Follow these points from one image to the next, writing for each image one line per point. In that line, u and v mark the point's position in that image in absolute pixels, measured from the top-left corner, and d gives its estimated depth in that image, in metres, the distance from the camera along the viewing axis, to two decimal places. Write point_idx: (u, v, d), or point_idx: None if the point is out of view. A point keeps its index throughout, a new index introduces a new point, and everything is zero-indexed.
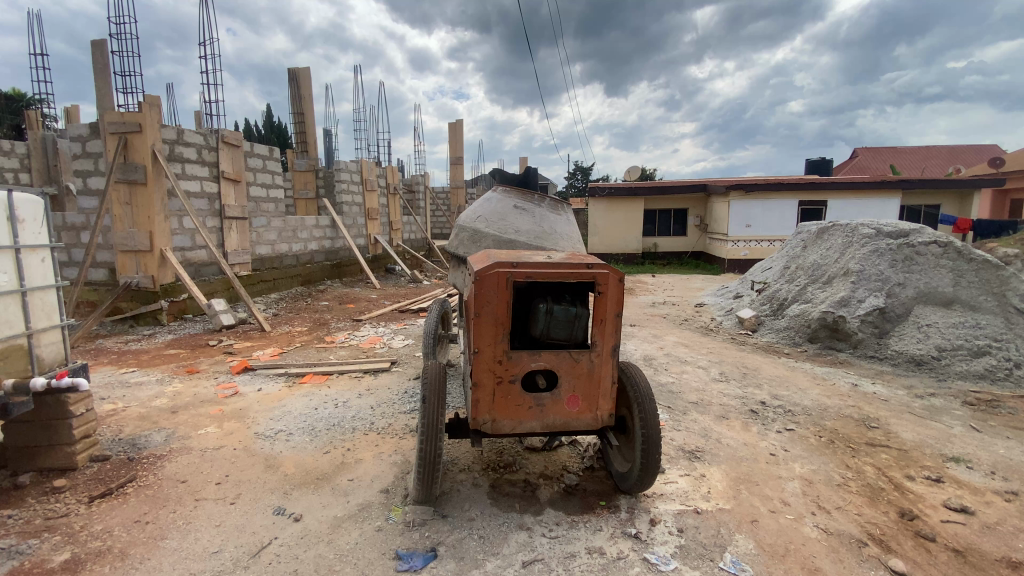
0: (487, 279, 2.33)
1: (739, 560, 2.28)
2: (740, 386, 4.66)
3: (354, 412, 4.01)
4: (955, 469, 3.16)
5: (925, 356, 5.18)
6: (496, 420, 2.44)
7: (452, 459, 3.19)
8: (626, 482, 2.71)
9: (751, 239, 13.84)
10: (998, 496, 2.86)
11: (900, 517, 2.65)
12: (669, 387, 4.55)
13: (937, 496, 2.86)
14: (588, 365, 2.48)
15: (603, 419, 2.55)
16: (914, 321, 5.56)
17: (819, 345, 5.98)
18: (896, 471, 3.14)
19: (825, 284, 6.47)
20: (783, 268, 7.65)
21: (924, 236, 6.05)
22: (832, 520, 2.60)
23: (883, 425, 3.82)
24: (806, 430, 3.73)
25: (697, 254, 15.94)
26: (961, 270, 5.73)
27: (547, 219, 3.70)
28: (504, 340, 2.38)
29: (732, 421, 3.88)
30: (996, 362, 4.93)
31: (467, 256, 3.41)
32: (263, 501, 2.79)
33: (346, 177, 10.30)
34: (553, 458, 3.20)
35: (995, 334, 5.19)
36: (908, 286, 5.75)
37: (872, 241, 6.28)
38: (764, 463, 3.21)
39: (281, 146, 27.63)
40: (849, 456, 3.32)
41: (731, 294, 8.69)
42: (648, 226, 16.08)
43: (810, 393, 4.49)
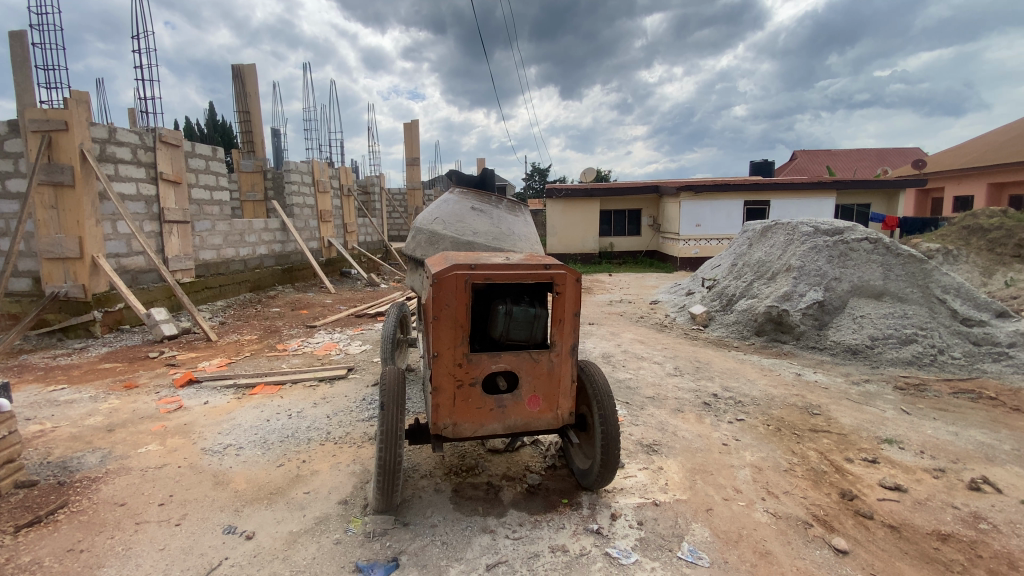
0: (446, 282, 2.30)
1: (696, 548, 2.36)
2: (693, 379, 4.84)
3: (309, 423, 3.88)
4: (889, 450, 3.39)
5: (860, 345, 5.55)
6: (457, 424, 2.42)
7: (414, 465, 3.13)
8: (587, 478, 2.75)
9: (701, 238, 14.40)
10: (928, 473, 3.09)
11: (842, 498, 2.81)
12: (626, 383, 4.67)
13: (873, 476, 3.07)
14: (549, 365, 2.50)
15: (564, 418, 2.58)
16: (850, 313, 5.93)
17: (765, 338, 6.29)
18: (837, 454, 3.33)
19: (769, 280, 6.82)
20: (732, 265, 8.01)
21: (857, 233, 6.48)
22: (780, 504, 2.74)
23: (824, 411, 4.06)
24: (755, 419, 3.91)
25: (651, 253, 16.41)
26: (890, 264, 6.15)
27: (505, 221, 3.60)
28: (463, 343, 2.36)
29: (687, 414, 4.01)
30: (923, 348, 5.32)
31: (424, 258, 3.35)
32: (213, 520, 2.65)
33: (297, 178, 9.94)
34: (515, 459, 3.20)
35: (921, 322, 5.60)
36: (844, 280, 6.13)
37: (810, 238, 6.67)
38: (717, 453, 3.35)
39: (226, 147, 26.40)
40: (794, 443, 3.50)
41: (685, 291, 9.00)
42: (604, 226, 16.44)
43: (757, 384, 4.72)
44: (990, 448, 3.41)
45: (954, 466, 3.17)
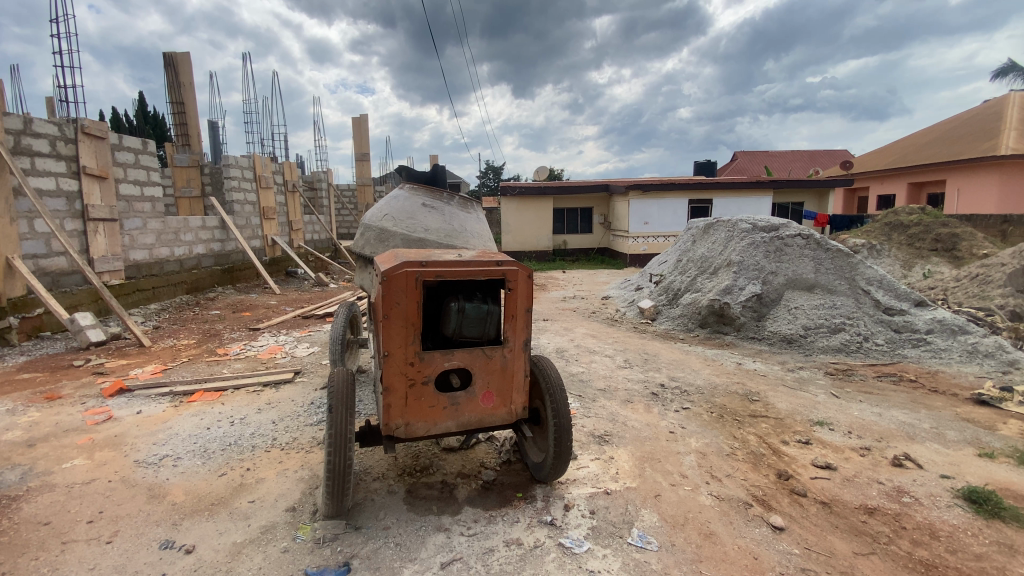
0: (395, 280, 2.25)
1: (645, 533, 2.44)
2: (642, 371, 5.00)
3: (253, 429, 3.71)
4: (820, 431, 3.64)
5: (794, 334, 5.92)
6: (409, 424, 2.39)
7: (366, 468, 3.07)
8: (541, 471, 2.78)
9: (649, 235, 14.88)
10: (854, 452, 3.33)
11: (778, 478, 2.99)
12: (579, 377, 4.76)
13: (806, 456, 3.28)
14: (502, 361, 2.49)
15: (517, 412, 2.60)
16: (785, 305, 6.30)
17: (708, 329, 6.58)
18: (774, 438, 3.54)
19: (711, 275, 7.15)
20: (677, 261, 8.34)
21: (790, 230, 6.90)
22: (723, 487, 2.88)
23: (762, 397, 4.31)
24: (700, 407, 4.10)
25: (603, 250, 16.79)
26: (821, 258, 6.57)
27: (457, 218, 3.50)
28: (415, 341, 2.32)
29: (636, 404, 4.14)
30: (850, 336, 5.72)
31: (373, 256, 3.27)
32: (148, 535, 2.50)
33: (237, 173, 9.46)
34: (470, 456, 3.20)
35: (849, 312, 6.01)
36: (779, 273, 6.51)
37: (749, 235, 7.05)
38: (664, 440, 3.48)
39: (158, 141, 24.80)
40: (736, 428, 3.70)
41: (634, 286, 9.28)
42: (557, 224, 16.66)
43: (701, 373, 4.94)
44: (909, 427, 3.72)
45: (878, 444, 3.44)
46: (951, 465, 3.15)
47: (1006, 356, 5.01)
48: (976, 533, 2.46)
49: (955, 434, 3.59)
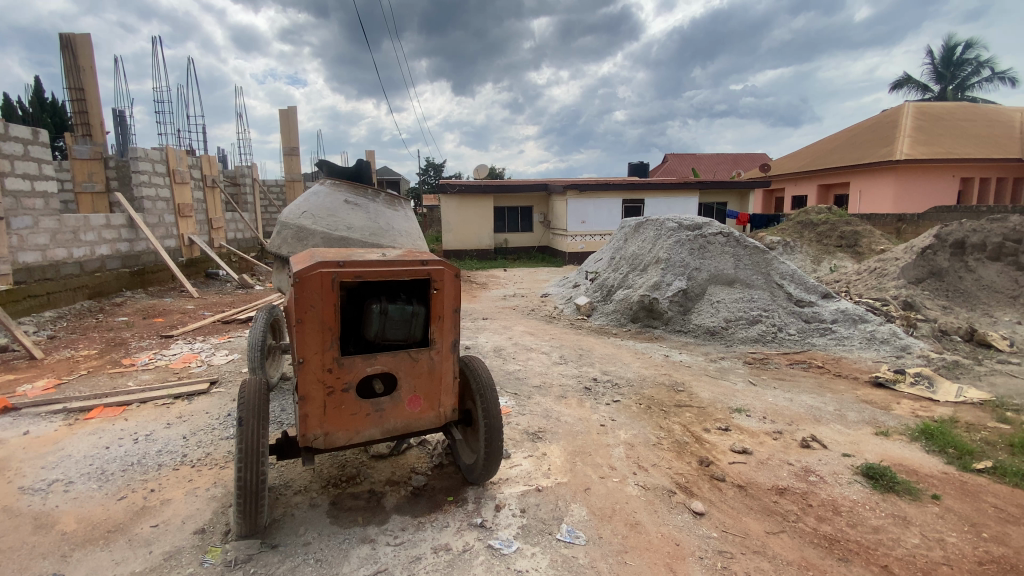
0: (309, 282, 2.12)
1: (574, 528, 2.46)
2: (576, 366, 5.08)
3: (161, 446, 3.40)
4: (738, 418, 3.86)
5: (717, 327, 6.26)
6: (329, 433, 2.27)
7: (286, 481, 2.89)
8: (473, 473, 2.73)
9: (586, 234, 15.23)
10: (768, 436, 3.56)
11: (700, 465, 3.13)
12: (515, 374, 4.76)
13: (725, 442, 3.46)
14: (429, 363, 2.40)
15: (447, 415, 2.53)
16: (708, 299, 6.65)
17: (639, 324, 6.82)
18: (697, 426, 3.71)
19: (642, 271, 7.42)
20: (611, 259, 8.60)
21: (713, 228, 7.28)
22: (649, 477, 2.97)
23: (686, 387, 4.51)
24: (629, 400, 4.22)
25: (543, 248, 17.00)
26: (740, 254, 6.97)
27: (382, 215, 3.34)
28: (333, 346, 2.21)
29: (569, 399, 4.20)
30: (766, 327, 6.12)
31: (291, 256, 3.09)
32: (29, 572, 2.21)
33: (148, 167, 8.67)
34: (400, 463, 3.09)
35: (765, 304, 6.42)
36: (703, 270, 6.86)
37: (675, 233, 7.38)
38: (595, 434, 3.54)
39: (57, 130, 22.34)
40: (662, 418, 3.84)
41: (571, 283, 9.46)
42: (497, 222, 16.66)
43: (632, 367, 5.11)
44: (816, 410, 4.02)
45: (788, 428, 3.69)
46: (851, 444, 3.44)
47: (898, 342, 5.56)
48: (873, 507, 2.68)
49: (855, 415, 3.93)
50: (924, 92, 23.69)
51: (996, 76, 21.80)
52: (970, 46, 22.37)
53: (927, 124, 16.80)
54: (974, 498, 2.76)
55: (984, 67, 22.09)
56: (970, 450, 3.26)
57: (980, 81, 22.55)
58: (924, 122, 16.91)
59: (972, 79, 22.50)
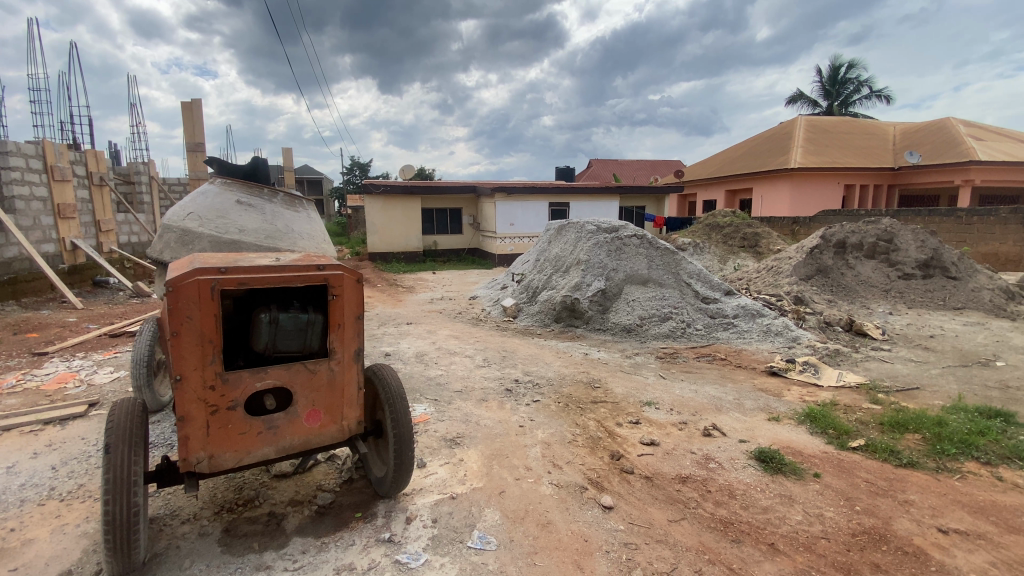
0: (185, 291, 1.94)
1: (486, 534, 2.44)
2: (499, 368, 5.08)
3: (24, 480, 2.97)
4: (649, 411, 4.03)
5: (632, 324, 6.54)
6: (214, 456, 2.09)
7: (173, 511, 2.62)
8: (383, 486, 2.63)
9: (515, 236, 15.37)
10: (675, 427, 3.75)
11: (612, 459, 3.23)
12: (436, 380, 4.67)
13: (636, 435, 3.60)
14: (328, 375, 2.27)
15: (351, 428, 2.40)
16: (625, 298, 6.93)
17: (562, 324, 6.98)
18: (610, 421, 3.83)
19: (564, 273, 7.60)
20: (536, 261, 8.74)
21: (628, 231, 7.60)
22: (563, 474, 3.02)
23: (603, 383, 4.66)
24: (549, 399, 4.28)
25: (472, 251, 16.94)
26: (653, 255, 7.33)
27: (281, 217, 3.15)
28: (215, 361, 2.03)
29: (490, 402, 4.18)
30: (676, 323, 6.48)
31: (175, 262, 2.83)
32: None
33: (18, 163, 7.62)
34: (305, 481, 2.91)
35: (676, 302, 6.80)
36: (620, 270, 7.15)
37: (594, 235, 7.63)
38: (513, 435, 3.55)
39: None
40: (578, 415, 3.93)
41: (499, 285, 9.49)
42: (426, 224, 16.37)
43: (553, 366, 5.19)
44: (718, 400, 4.31)
45: (693, 418, 3.91)
46: (747, 430, 3.71)
47: (789, 333, 6.10)
48: (764, 488, 2.89)
49: (752, 403, 4.24)
50: (815, 107, 26.28)
51: (872, 94, 24.65)
52: (851, 67, 25.10)
53: (817, 136, 18.65)
54: (850, 474, 3.06)
55: (863, 86, 24.89)
56: (847, 430, 3.63)
57: (860, 99, 25.36)
58: (814, 134, 18.76)
59: (853, 96, 25.25)
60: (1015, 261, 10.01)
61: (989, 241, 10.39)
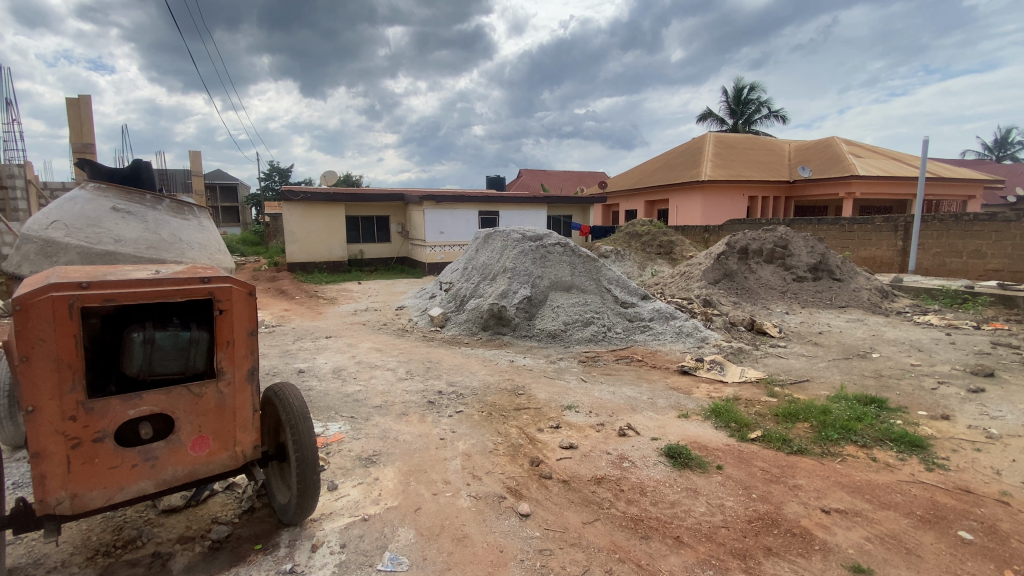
0: (36, 309, 1.71)
1: (398, 554, 2.35)
2: (422, 380, 4.97)
3: None
4: (569, 415, 4.11)
5: (557, 330, 6.68)
6: (78, 495, 1.85)
7: (33, 560, 2.28)
8: (287, 513, 2.46)
9: (444, 244, 15.23)
10: (593, 429, 3.85)
11: (531, 465, 3.25)
12: (354, 396, 4.47)
13: (556, 440, 3.65)
14: (217, 399, 2.09)
15: (246, 454, 2.22)
16: (550, 304, 7.06)
17: (489, 332, 6.98)
18: (532, 427, 3.86)
19: (491, 281, 7.62)
20: (464, 270, 8.71)
21: (552, 239, 7.77)
22: (481, 486, 2.98)
23: (526, 390, 4.69)
24: (472, 409, 4.23)
25: (401, 260, 16.57)
26: (576, 263, 7.53)
27: (166, 225, 2.90)
28: (77, 388, 1.80)
29: (410, 416, 4.06)
30: (598, 327, 6.70)
31: (35, 276, 2.49)
32: None
33: None
34: (199, 514, 2.66)
35: (598, 307, 7.02)
36: (545, 278, 7.28)
37: (519, 244, 7.71)
38: (433, 449, 3.46)
39: None
40: (501, 424, 3.92)
41: (428, 294, 9.34)
42: (351, 232, 15.80)
43: (478, 375, 5.16)
44: (634, 400, 4.48)
45: (610, 419, 4.04)
46: (659, 428, 3.89)
47: (699, 334, 6.51)
48: (672, 484, 3.03)
49: (664, 402, 4.46)
50: (722, 125, 28.50)
51: (771, 114, 27.15)
52: (752, 89, 27.52)
53: (724, 151, 20.22)
54: (748, 464, 3.30)
55: (762, 107, 27.36)
56: (746, 423, 3.91)
57: (761, 118, 27.82)
58: (722, 149, 20.33)
59: (755, 116, 27.68)
60: (888, 264, 11.37)
61: (866, 246, 11.73)
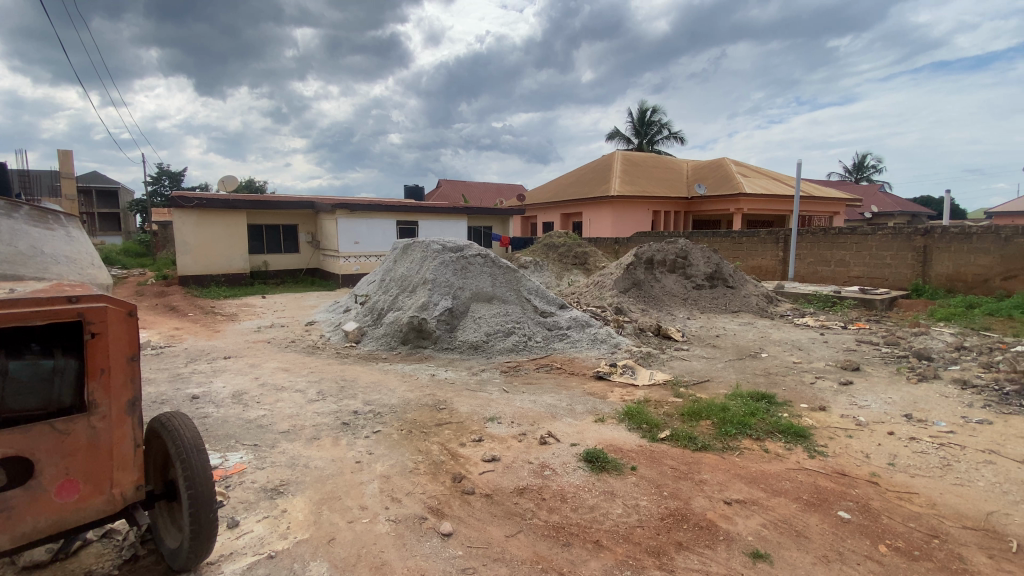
0: None
1: None
2: (336, 401, 4.69)
3: None
4: (491, 427, 4.10)
5: (479, 341, 6.68)
6: None
7: None
8: (178, 559, 2.20)
9: (359, 255, 14.66)
10: (514, 439, 3.86)
11: (453, 482, 3.19)
12: (258, 422, 4.12)
13: (478, 453, 3.62)
14: (88, 436, 1.82)
15: (126, 495, 1.95)
16: (471, 316, 7.04)
17: (409, 346, 6.81)
18: (453, 442, 3.80)
19: (410, 293, 7.44)
20: (381, 282, 8.44)
21: (473, 250, 7.75)
22: (401, 508, 2.87)
23: (448, 405, 4.61)
24: (390, 428, 4.08)
25: (312, 271, 15.70)
26: (496, 273, 7.58)
27: (24, 236, 2.49)
28: None
29: (323, 440, 3.82)
30: (519, 337, 6.78)
31: None
32: None
33: None
34: (70, 568, 2.29)
35: (518, 317, 7.11)
36: (466, 289, 7.25)
37: (439, 255, 7.61)
38: (348, 474, 3.28)
39: None
40: (421, 441, 3.81)
41: (342, 307, 8.92)
42: (255, 242, 14.75)
43: (396, 392, 4.98)
44: (554, 408, 4.58)
45: (531, 428, 4.08)
46: (578, 433, 4.00)
47: (612, 340, 6.82)
48: (591, 488, 3.12)
49: (582, 407, 4.59)
50: (629, 144, 30.37)
51: (671, 136, 29.40)
52: (655, 112, 29.65)
53: (631, 169, 21.56)
54: (659, 463, 3.49)
55: (664, 129, 29.56)
56: (656, 423, 4.14)
57: (663, 139, 30.02)
58: (629, 167, 21.66)
59: (657, 137, 29.83)
60: (771, 272, 12.73)
61: (754, 256, 13.06)
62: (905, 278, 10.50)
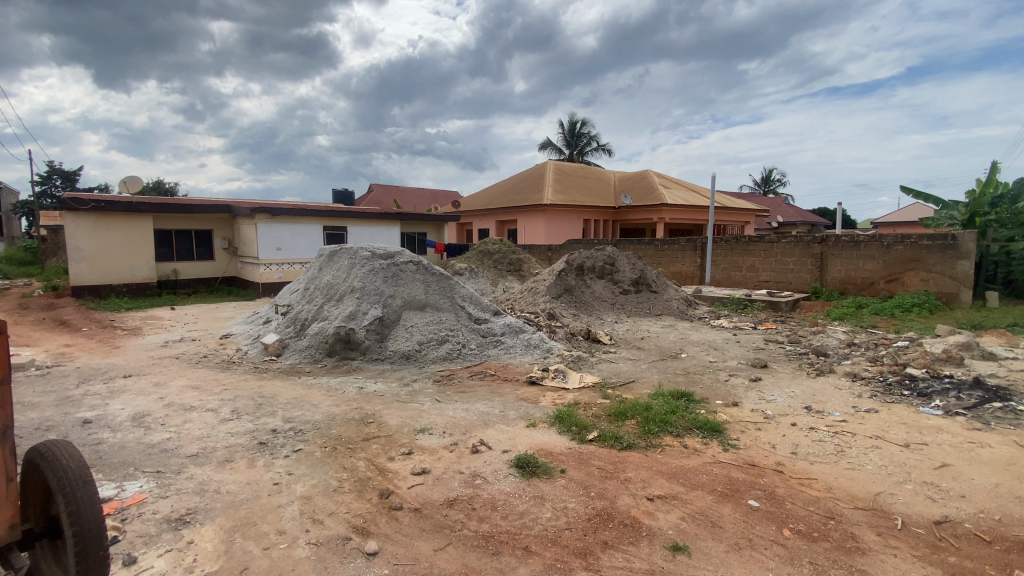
0: None
1: None
2: (252, 420, 4.38)
3: None
4: (421, 439, 4.01)
5: (411, 350, 6.54)
6: None
7: None
8: None
9: (283, 262, 13.91)
10: (445, 450, 3.80)
11: (380, 498, 3.08)
12: (162, 446, 3.76)
13: (407, 467, 3.52)
14: None
15: None
16: (403, 324, 6.88)
17: (336, 357, 6.54)
18: (381, 456, 3.68)
19: (337, 302, 7.15)
20: (305, 291, 8.04)
21: (404, 257, 7.56)
22: (323, 529, 2.73)
23: (376, 418, 4.46)
24: (313, 446, 3.87)
25: (229, 280, 14.61)
26: (429, 281, 7.45)
27: None
28: None
29: (237, 462, 3.55)
30: (453, 345, 6.71)
31: None
32: None
33: None
34: None
35: (452, 325, 7.03)
36: (397, 297, 7.07)
37: (368, 262, 7.37)
38: (265, 497, 3.08)
39: None
40: (346, 458, 3.65)
41: (261, 318, 8.39)
42: (162, 249, 13.48)
43: (321, 407, 4.74)
44: (486, 415, 4.56)
45: (463, 437, 4.04)
46: (510, 440, 4.00)
47: (545, 345, 6.92)
48: (521, 494, 3.13)
49: (514, 413, 4.62)
50: (561, 153, 31.19)
51: (600, 147, 30.54)
52: (584, 124, 30.70)
53: (562, 178, 22.16)
54: (587, 465, 3.58)
55: (593, 140, 30.67)
56: (586, 425, 4.25)
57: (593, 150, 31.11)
58: (560, 176, 22.25)
59: (587, 148, 30.87)
60: (691, 277, 13.57)
61: (675, 262, 13.84)
62: (806, 282, 11.57)
